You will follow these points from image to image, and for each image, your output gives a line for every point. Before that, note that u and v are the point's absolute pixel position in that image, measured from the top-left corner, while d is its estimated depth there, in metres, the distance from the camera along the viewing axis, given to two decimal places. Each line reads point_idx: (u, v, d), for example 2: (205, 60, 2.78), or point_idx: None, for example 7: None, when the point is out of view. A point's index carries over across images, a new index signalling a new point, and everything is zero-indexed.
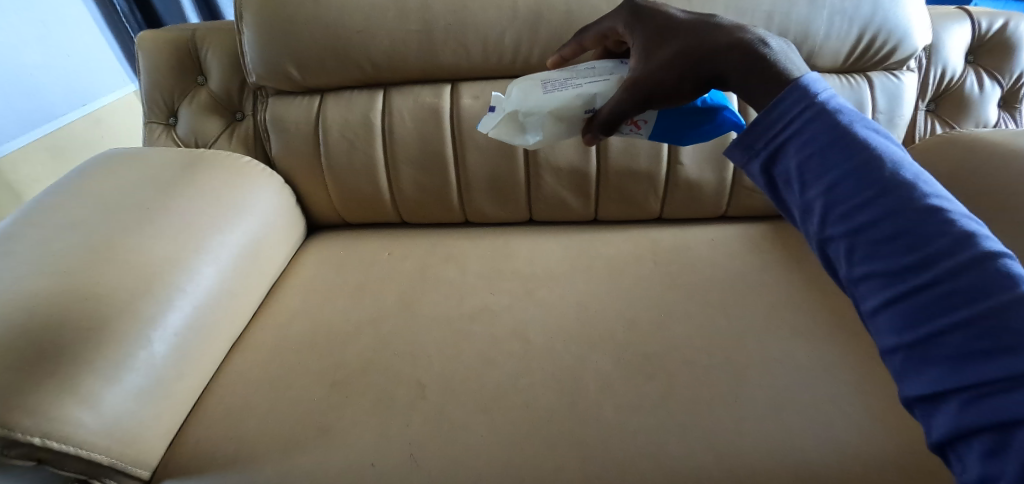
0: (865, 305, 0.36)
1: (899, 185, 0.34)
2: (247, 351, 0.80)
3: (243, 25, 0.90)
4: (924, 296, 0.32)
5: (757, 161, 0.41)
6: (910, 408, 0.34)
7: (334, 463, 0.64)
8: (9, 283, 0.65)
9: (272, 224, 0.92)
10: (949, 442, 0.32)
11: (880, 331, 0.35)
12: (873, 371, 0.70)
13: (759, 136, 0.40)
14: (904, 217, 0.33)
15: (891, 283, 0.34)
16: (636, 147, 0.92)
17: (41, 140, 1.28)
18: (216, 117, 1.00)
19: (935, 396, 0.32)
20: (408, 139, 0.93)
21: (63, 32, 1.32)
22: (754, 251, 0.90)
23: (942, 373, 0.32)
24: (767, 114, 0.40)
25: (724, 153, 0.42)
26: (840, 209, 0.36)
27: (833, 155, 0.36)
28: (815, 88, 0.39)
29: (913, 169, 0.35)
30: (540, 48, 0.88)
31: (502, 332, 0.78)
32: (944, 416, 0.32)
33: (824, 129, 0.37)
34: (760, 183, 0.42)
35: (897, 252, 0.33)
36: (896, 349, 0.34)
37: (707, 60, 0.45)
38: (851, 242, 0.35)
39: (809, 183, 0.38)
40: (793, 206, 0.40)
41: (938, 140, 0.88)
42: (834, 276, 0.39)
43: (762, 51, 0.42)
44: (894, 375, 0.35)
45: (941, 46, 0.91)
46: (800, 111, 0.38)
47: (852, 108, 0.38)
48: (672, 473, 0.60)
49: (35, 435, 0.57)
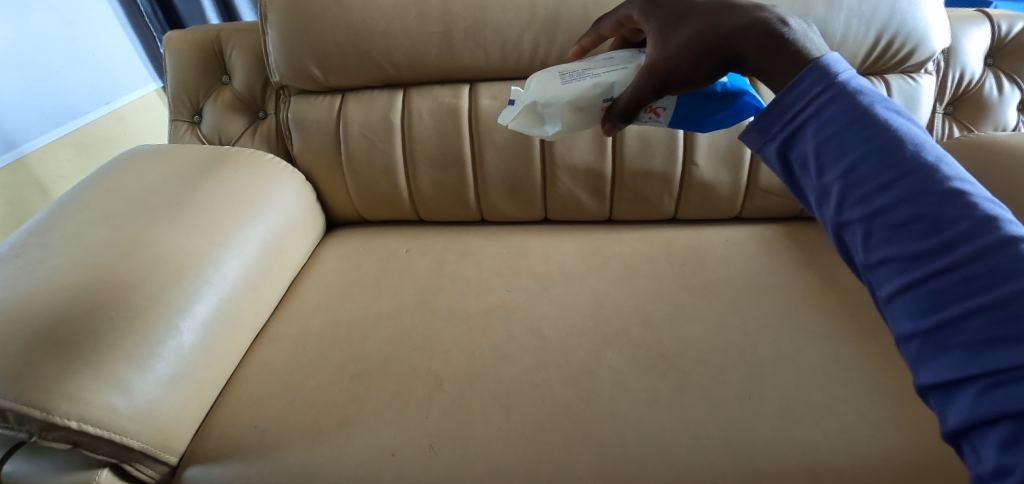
0: (883, 290, 0.37)
1: (919, 168, 0.35)
2: (270, 342, 0.82)
3: (268, 25, 0.92)
4: (942, 281, 0.33)
5: (774, 144, 0.42)
6: (925, 397, 0.35)
7: (355, 452, 0.66)
8: (45, 273, 0.68)
9: (294, 220, 0.94)
10: (963, 432, 0.33)
11: (897, 317, 0.36)
12: (888, 373, 0.70)
13: (776, 119, 0.42)
14: (923, 201, 0.34)
15: (909, 266, 0.35)
16: (651, 147, 0.93)
17: (67, 137, 1.33)
18: (239, 115, 1.03)
19: (951, 384, 0.33)
20: (427, 137, 0.95)
21: (89, 31, 1.36)
22: (769, 252, 0.91)
23: (957, 362, 0.32)
24: (784, 97, 0.41)
25: (741, 138, 0.44)
26: (858, 192, 0.37)
27: (852, 138, 0.37)
28: (834, 69, 0.40)
29: (934, 152, 0.36)
30: (557, 49, 0.89)
31: (517, 328, 0.79)
32: (959, 407, 0.32)
33: (843, 111, 0.38)
34: (776, 167, 0.44)
35: (915, 236, 0.35)
36: (912, 335, 0.35)
37: (725, 43, 0.46)
38: (868, 226, 0.37)
39: (826, 166, 0.39)
40: (809, 191, 0.41)
41: (956, 143, 0.88)
42: (851, 262, 0.40)
43: (782, 30, 0.43)
44: (909, 364, 0.36)
45: (961, 49, 0.91)
46: (818, 93, 0.39)
47: (873, 90, 0.39)
48: (684, 469, 0.62)
49: (72, 419, 0.59)
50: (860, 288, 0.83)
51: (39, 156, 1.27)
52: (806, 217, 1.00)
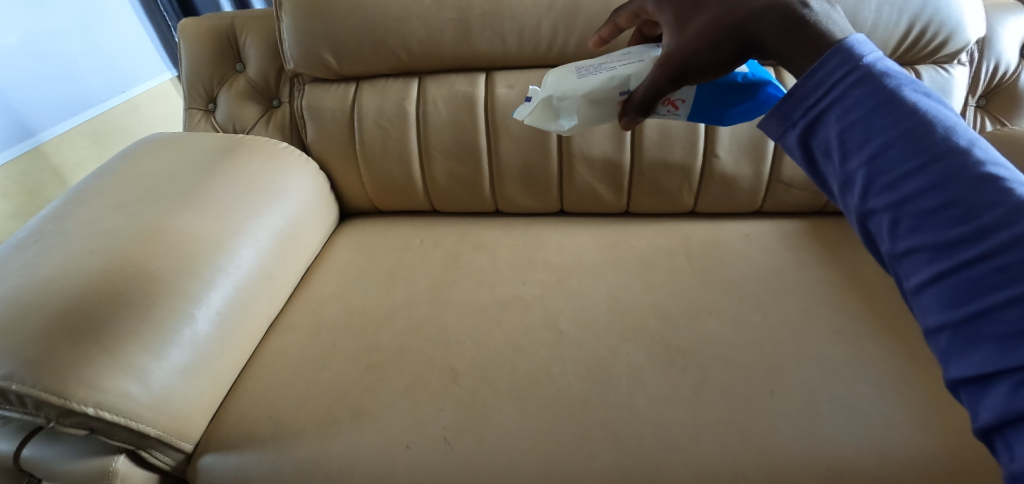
0: (910, 281, 0.35)
1: (951, 151, 0.34)
2: (284, 331, 0.82)
3: (282, 13, 0.91)
4: (973, 270, 0.32)
5: (795, 131, 0.41)
6: (956, 392, 0.34)
7: (369, 444, 0.65)
8: (61, 260, 0.68)
9: (308, 209, 0.94)
10: (996, 429, 0.31)
11: (925, 309, 0.35)
12: (915, 373, 0.68)
13: (797, 106, 0.40)
14: (954, 186, 0.33)
15: (938, 256, 0.33)
16: (671, 139, 0.91)
17: (83, 125, 1.33)
18: (253, 104, 1.02)
19: (982, 379, 0.31)
20: (441, 126, 0.94)
21: (104, 20, 1.35)
22: (790, 247, 0.89)
23: (991, 355, 0.31)
24: (806, 82, 0.39)
25: (761, 125, 0.43)
26: (883, 180, 0.36)
27: (878, 122, 0.36)
28: (860, 51, 0.38)
29: (967, 135, 0.34)
30: (576, 38, 0.87)
31: (533, 320, 0.79)
32: (991, 402, 0.31)
33: (869, 94, 0.36)
34: (797, 155, 0.42)
35: (944, 224, 0.33)
36: (941, 328, 0.33)
37: (743, 28, 0.44)
38: (895, 214, 0.35)
39: (851, 152, 0.37)
40: (832, 179, 0.40)
41: (990, 137, 0.85)
42: (876, 253, 0.39)
43: (802, 13, 0.41)
44: (938, 358, 0.35)
45: (997, 39, 0.88)
46: (842, 76, 0.38)
47: (902, 71, 0.37)
48: (704, 467, 0.60)
49: (89, 406, 0.59)
50: (885, 285, 0.81)
51: (57, 144, 1.28)
52: (829, 212, 0.98)
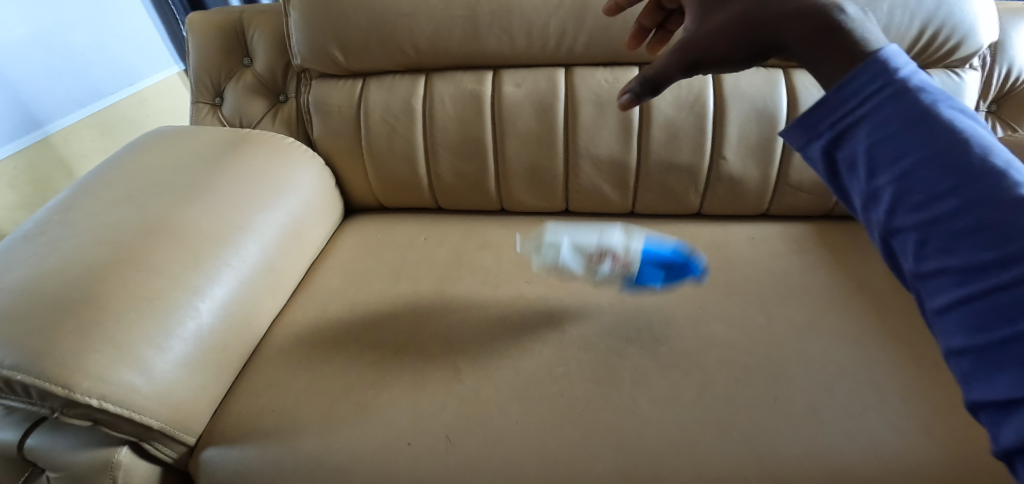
0: (935, 302, 0.33)
1: (988, 175, 0.31)
2: (288, 327, 0.82)
3: (290, 9, 0.92)
4: (1001, 296, 0.30)
5: (819, 143, 0.37)
6: (977, 414, 0.32)
7: (371, 440, 0.65)
8: (66, 252, 0.68)
9: (313, 204, 0.94)
10: (1015, 452, 0.30)
11: (948, 331, 0.33)
12: (920, 379, 0.68)
13: (824, 116, 0.37)
14: (991, 210, 0.30)
15: (966, 280, 0.31)
16: (679, 140, 0.90)
17: (91, 117, 1.34)
18: (260, 98, 1.02)
19: (1005, 403, 0.30)
20: (448, 124, 0.94)
21: (113, 13, 1.36)
22: (797, 251, 0.88)
23: (1015, 380, 0.29)
24: (834, 93, 0.36)
25: (783, 135, 0.39)
26: (913, 199, 0.33)
27: (911, 140, 0.33)
28: (893, 63, 0.35)
29: (1004, 157, 0.32)
30: (585, 37, 0.87)
31: (537, 319, 0.78)
32: (1013, 426, 0.29)
33: (902, 109, 0.33)
34: (818, 168, 0.39)
35: (976, 247, 0.31)
36: (964, 350, 0.32)
37: (770, 23, 0.40)
38: (924, 235, 0.33)
39: (879, 169, 0.34)
40: (854, 195, 0.37)
41: (1001, 142, 0.84)
42: (898, 271, 0.37)
43: (840, 16, 0.37)
44: (959, 379, 0.33)
45: (1009, 44, 0.87)
46: (874, 90, 0.34)
47: (937, 87, 0.34)
48: (706, 470, 0.60)
49: (92, 397, 0.59)
50: (891, 290, 0.81)
51: (65, 136, 1.28)
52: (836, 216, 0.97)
